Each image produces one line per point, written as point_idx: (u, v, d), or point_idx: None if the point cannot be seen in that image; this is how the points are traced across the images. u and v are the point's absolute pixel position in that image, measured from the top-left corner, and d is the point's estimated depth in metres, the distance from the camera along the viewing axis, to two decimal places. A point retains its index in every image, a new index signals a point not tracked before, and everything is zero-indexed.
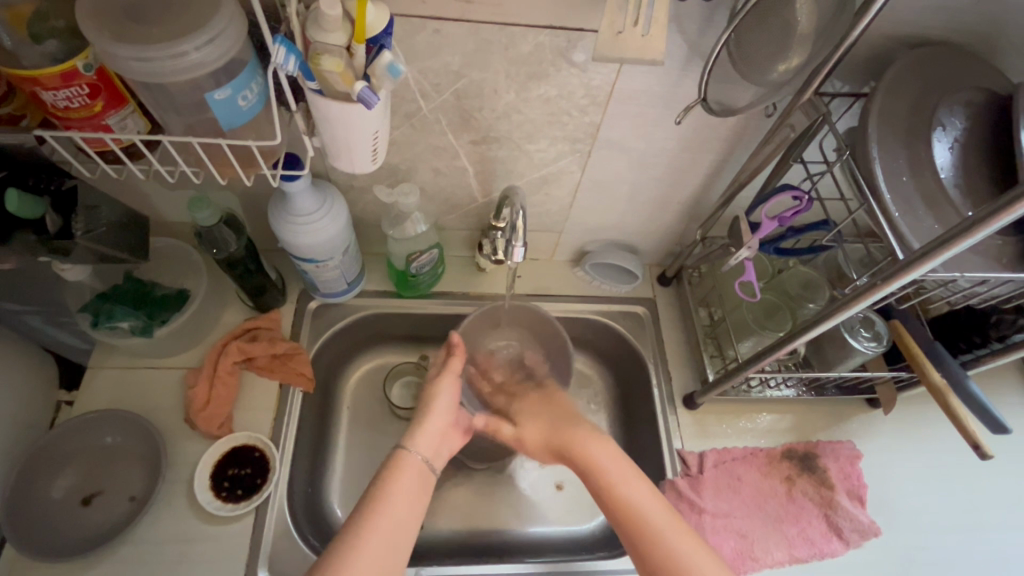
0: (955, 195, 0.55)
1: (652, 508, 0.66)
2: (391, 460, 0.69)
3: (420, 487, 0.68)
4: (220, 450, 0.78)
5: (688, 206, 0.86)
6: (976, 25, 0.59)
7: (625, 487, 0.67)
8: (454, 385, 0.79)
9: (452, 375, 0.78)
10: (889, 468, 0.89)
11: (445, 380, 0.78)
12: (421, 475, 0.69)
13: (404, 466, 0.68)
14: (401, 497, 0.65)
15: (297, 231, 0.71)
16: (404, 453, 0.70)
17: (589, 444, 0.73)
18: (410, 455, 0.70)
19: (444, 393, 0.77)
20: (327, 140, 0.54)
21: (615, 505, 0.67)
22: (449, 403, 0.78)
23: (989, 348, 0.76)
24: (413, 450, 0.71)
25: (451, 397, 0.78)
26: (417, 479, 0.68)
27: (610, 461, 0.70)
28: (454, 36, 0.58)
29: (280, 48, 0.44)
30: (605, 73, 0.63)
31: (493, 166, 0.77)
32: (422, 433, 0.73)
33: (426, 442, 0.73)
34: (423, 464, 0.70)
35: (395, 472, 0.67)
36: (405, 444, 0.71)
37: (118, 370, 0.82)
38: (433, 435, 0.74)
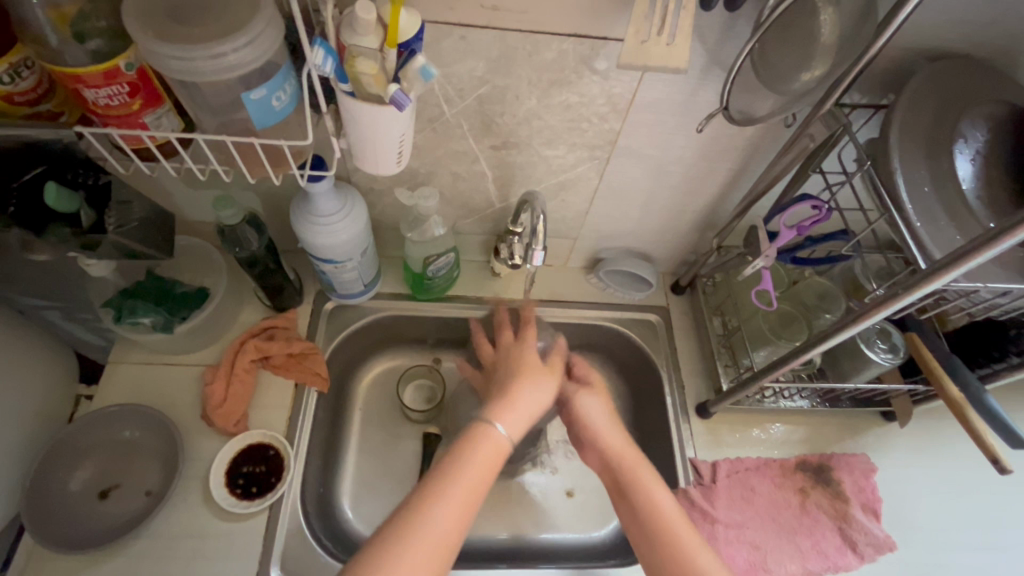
0: (977, 207, 0.55)
1: (679, 523, 0.63)
2: (472, 430, 0.62)
3: (498, 466, 0.61)
4: (235, 448, 0.78)
5: (704, 214, 0.86)
6: (996, 38, 0.59)
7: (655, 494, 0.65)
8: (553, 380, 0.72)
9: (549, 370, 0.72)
10: (905, 482, 0.88)
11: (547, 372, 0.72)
12: (501, 452, 0.62)
13: (485, 438, 0.61)
14: (475, 472, 0.58)
15: (318, 230, 0.73)
16: (489, 426, 0.63)
17: (624, 446, 0.70)
18: (494, 429, 0.63)
19: (544, 385, 0.70)
20: (354, 142, 0.55)
21: (643, 509, 0.64)
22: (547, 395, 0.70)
23: (1007, 362, 0.75)
24: (499, 426, 0.63)
25: (549, 392, 0.70)
26: (495, 455, 0.61)
27: (639, 466, 0.68)
28: (479, 42, 0.59)
29: (318, 51, 0.45)
30: (626, 81, 0.64)
31: (511, 172, 0.78)
32: (512, 412, 0.65)
33: (515, 420, 0.65)
34: (505, 442, 0.63)
35: (474, 443, 0.61)
36: (490, 418, 0.64)
37: (136, 366, 0.83)
38: (523, 415, 0.66)
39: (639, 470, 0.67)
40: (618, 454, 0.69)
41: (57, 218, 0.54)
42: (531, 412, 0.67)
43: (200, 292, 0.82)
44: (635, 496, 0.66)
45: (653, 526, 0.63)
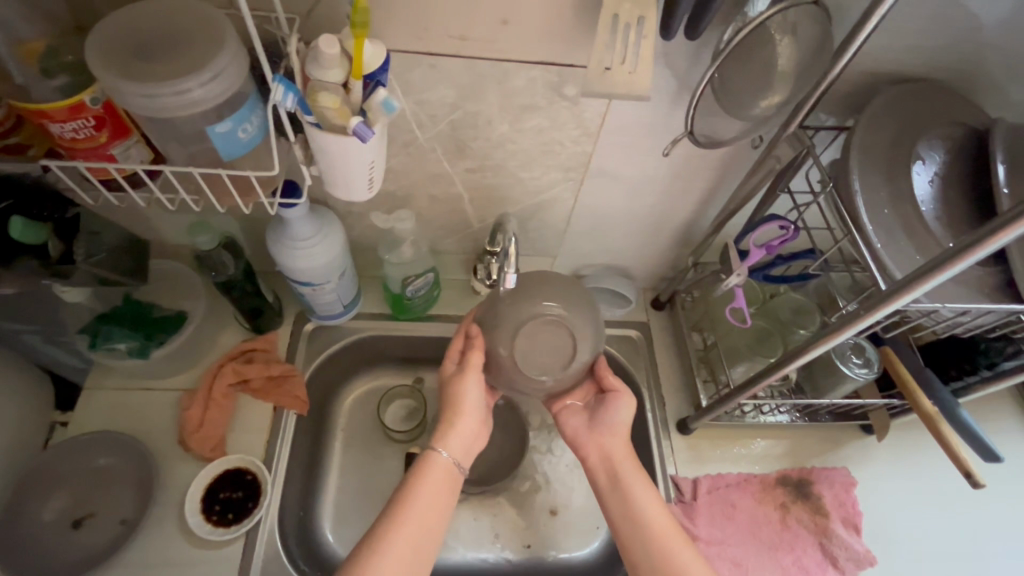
0: (935, 227, 0.57)
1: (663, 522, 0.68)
2: (418, 461, 0.67)
3: (449, 489, 0.67)
4: (212, 473, 0.78)
5: (681, 232, 0.87)
6: (953, 63, 0.61)
7: (640, 495, 0.69)
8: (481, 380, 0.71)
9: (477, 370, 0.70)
10: (885, 496, 0.88)
11: (471, 376, 0.70)
12: (449, 477, 0.67)
13: (428, 470, 0.66)
14: (423, 505, 0.64)
15: (294, 254, 0.73)
16: (434, 454, 0.67)
17: (618, 447, 0.72)
18: (439, 457, 0.67)
19: (472, 389, 0.70)
20: (324, 169, 0.55)
21: (629, 511, 0.68)
22: (476, 400, 0.71)
23: (978, 375, 0.76)
24: (444, 452, 0.68)
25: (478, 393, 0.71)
26: (445, 482, 0.67)
27: (628, 465, 0.71)
28: (449, 71, 0.60)
29: (279, 87, 0.45)
30: (596, 106, 0.65)
31: (487, 193, 0.79)
32: (455, 434, 0.69)
33: (458, 441, 0.69)
34: (452, 466, 0.68)
35: (422, 477, 0.66)
36: (435, 445, 0.68)
37: (113, 392, 0.82)
38: (466, 435, 0.70)
39: (627, 470, 0.71)
40: (612, 456, 0.72)
41: (22, 250, 0.54)
42: (473, 425, 0.71)
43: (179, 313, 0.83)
44: (622, 497, 0.69)
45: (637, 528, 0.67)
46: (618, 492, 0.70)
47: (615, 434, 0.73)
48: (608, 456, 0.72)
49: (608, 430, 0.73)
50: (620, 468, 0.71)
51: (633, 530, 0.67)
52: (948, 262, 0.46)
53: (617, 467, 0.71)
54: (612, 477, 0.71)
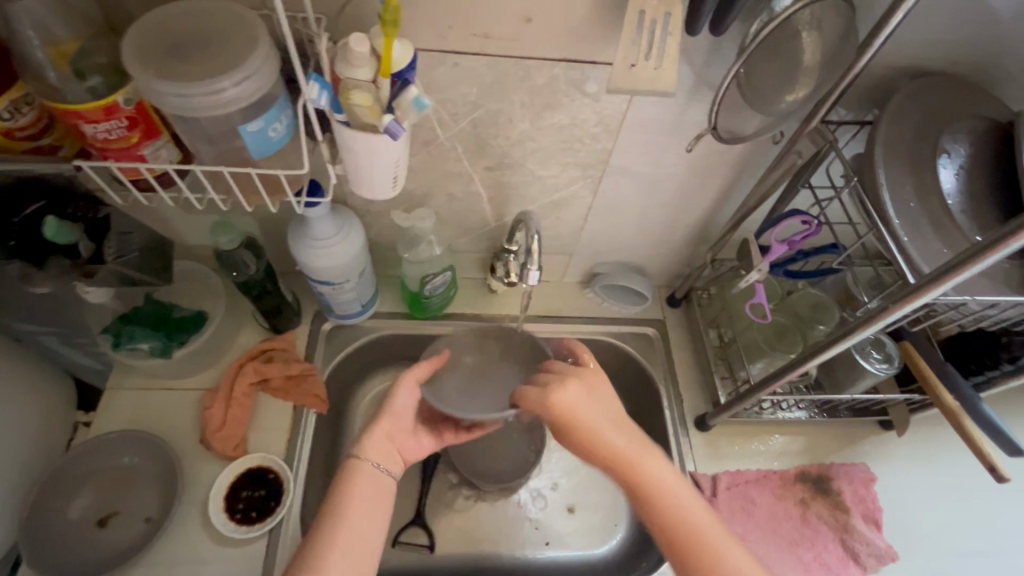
0: (962, 220, 0.56)
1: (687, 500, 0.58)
2: (344, 472, 0.64)
3: (381, 495, 0.63)
4: (235, 472, 0.78)
5: (698, 229, 0.87)
6: (976, 56, 0.61)
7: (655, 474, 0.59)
8: (414, 388, 0.72)
9: (410, 377, 0.71)
10: (905, 491, 0.88)
11: (404, 381, 0.71)
12: (380, 485, 0.64)
13: (356, 479, 0.63)
14: (357, 516, 0.60)
15: (315, 254, 0.73)
16: (357, 463, 0.64)
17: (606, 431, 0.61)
18: (363, 464, 0.64)
19: (403, 396, 0.71)
20: (351, 168, 0.55)
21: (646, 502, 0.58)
22: (407, 406, 0.71)
23: (1000, 369, 0.76)
24: (368, 459, 0.65)
25: (410, 399, 0.72)
26: (375, 490, 0.63)
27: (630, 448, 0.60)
28: (473, 69, 0.61)
29: (314, 85, 0.46)
30: (617, 103, 0.65)
31: (506, 191, 0.79)
32: (371, 438, 0.67)
33: (378, 446, 0.67)
34: (378, 472, 0.65)
35: (350, 488, 0.62)
36: (357, 453, 0.66)
37: (133, 392, 0.83)
38: (385, 440, 0.68)
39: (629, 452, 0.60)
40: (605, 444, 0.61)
41: (55, 250, 0.55)
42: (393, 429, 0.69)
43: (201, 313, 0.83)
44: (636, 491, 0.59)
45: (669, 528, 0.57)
46: (628, 485, 0.59)
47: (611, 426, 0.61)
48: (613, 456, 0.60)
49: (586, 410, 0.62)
50: (617, 456, 0.60)
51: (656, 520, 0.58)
52: (977, 257, 0.46)
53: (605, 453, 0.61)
54: (617, 467, 0.60)
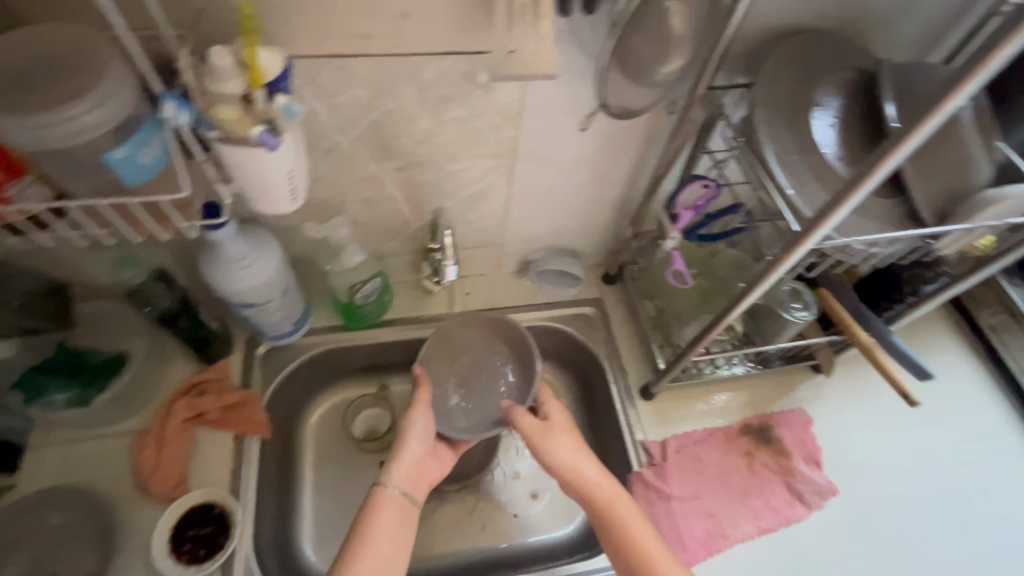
0: (837, 165, 0.60)
1: (652, 542, 0.65)
2: (369, 500, 0.67)
3: (404, 521, 0.66)
4: (177, 513, 0.75)
5: (618, 204, 0.89)
6: (841, 12, 0.64)
7: (633, 522, 0.66)
8: (427, 414, 0.75)
9: (422, 403, 0.75)
10: (840, 429, 0.93)
11: (416, 410, 0.75)
12: (403, 510, 0.67)
13: (379, 505, 0.66)
14: (382, 542, 0.63)
15: (231, 278, 0.71)
16: (380, 491, 0.67)
17: (588, 466, 0.69)
18: (388, 492, 0.67)
19: (418, 425, 0.74)
20: (242, 184, 0.54)
21: (621, 536, 0.65)
22: (424, 433, 0.74)
23: (905, 302, 0.82)
24: (391, 486, 0.68)
25: (425, 425, 0.75)
26: (398, 515, 0.66)
27: (619, 499, 0.67)
28: (359, 71, 0.60)
29: (170, 103, 0.45)
30: (511, 91, 0.66)
31: (421, 190, 0.78)
32: (398, 466, 0.70)
33: (402, 474, 0.70)
34: (403, 498, 0.68)
35: (374, 516, 0.65)
36: (381, 481, 0.68)
37: (57, 447, 0.78)
38: (409, 467, 0.71)
39: (618, 504, 0.67)
40: (589, 483, 0.68)
41: None
42: (415, 459, 0.72)
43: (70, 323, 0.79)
44: (612, 526, 0.66)
45: (621, 545, 0.65)
46: (606, 524, 0.66)
47: (585, 458, 0.70)
48: (583, 482, 0.69)
49: (581, 451, 0.71)
50: (611, 504, 0.67)
51: (607, 531, 0.66)
52: (845, 195, 0.49)
53: (577, 476, 0.69)
54: (604, 509, 0.67)
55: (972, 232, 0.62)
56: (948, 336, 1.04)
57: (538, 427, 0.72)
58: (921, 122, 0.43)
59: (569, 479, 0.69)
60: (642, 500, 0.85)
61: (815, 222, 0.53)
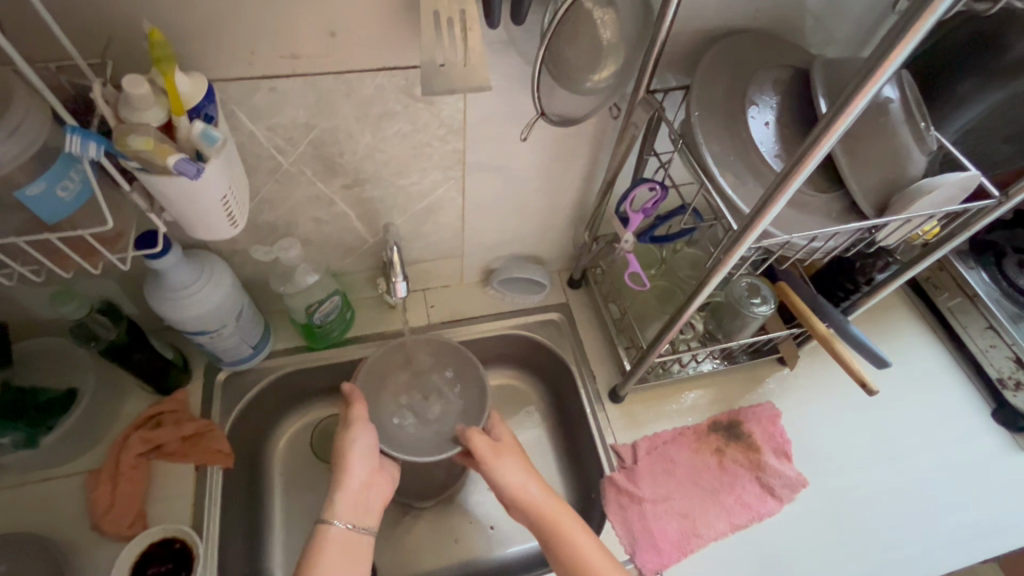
0: (775, 163, 0.60)
1: (603, 562, 0.64)
2: (313, 539, 0.65)
3: (354, 556, 0.64)
4: (136, 551, 0.72)
5: (575, 209, 0.89)
6: (772, 11, 0.65)
7: (578, 537, 0.65)
8: (368, 429, 0.73)
9: (360, 420, 0.73)
10: (808, 420, 0.94)
11: (354, 428, 0.72)
12: (350, 545, 0.65)
13: (325, 543, 0.64)
14: None
15: (178, 306, 0.70)
16: (325, 527, 0.65)
17: (536, 489, 0.69)
18: (332, 527, 0.65)
19: (359, 446, 0.71)
20: (175, 213, 0.53)
21: (565, 553, 0.64)
22: (366, 454, 0.72)
23: (861, 291, 0.83)
24: (337, 520, 0.66)
25: (367, 443, 0.72)
26: (344, 552, 0.64)
27: (563, 516, 0.67)
28: (292, 91, 0.59)
29: (75, 137, 0.42)
30: (451, 103, 0.65)
31: (373, 206, 0.78)
32: (341, 496, 0.68)
33: (347, 504, 0.67)
34: (350, 531, 0.66)
35: (320, 555, 0.63)
36: (325, 517, 0.66)
37: (8, 490, 0.76)
38: (353, 495, 0.68)
39: (562, 521, 0.66)
40: (534, 502, 0.68)
41: None
42: (359, 485, 0.70)
43: (10, 363, 0.76)
44: (561, 548, 0.65)
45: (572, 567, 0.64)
46: (552, 541, 0.66)
47: (531, 481, 0.69)
48: (533, 505, 0.68)
49: (529, 474, 0.70)
50: (555, 521, 0.66)
51: (556, 554, 0.65)
52: (783, 185, 0.49)
53: (525, 500, 0.68)
54: (551, 530, 0.66)
55: (910, 221, 0.63)
56: (909, 320, 1.06)
57: (490, 447, 0.72)
58: (846, 105, 0.43)
59: (517, 503, 0.68)
60: (615, 505, 0.85)
61: (752, 220, 0.53)
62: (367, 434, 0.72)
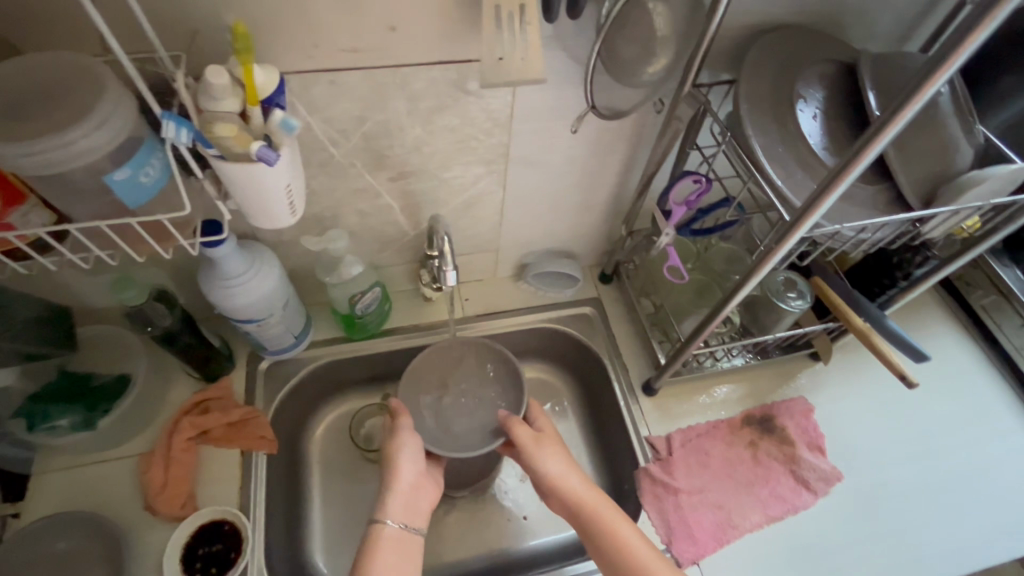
0: (823, 155, 0.61)
1: (647, 553, 0.64)
2: (367, 537, 0.66)
3: (407, 555, 0.66)
4: (186, 532, 0.74)
5: (611, 204, 0.91)
6: (817, 6, 0.66)
7: (620, 526, 0.66)
8: (414, 436, 0.75)
9: (407, 428, 0.75)
10: (841, 415, 0.94)
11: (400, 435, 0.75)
12: (403, 543, 0.66)
13: (379, 540, 0.66)
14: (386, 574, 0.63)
15: (230, 294, 0.72)
16: (379, 526, 0.67)
17: (575, 480, 0.70)
18: (385, 526, 0.67)
19: (407, 450, 0.74)
20: (243, 201, 0.55)
21: (607, 544, 0.65)
22: (415, 458, 0.74)
23: (898, 286, 0.83)
24: (389, 519, 0.68)
25: (415, 448, 0.75)
26: (398, 550, 0.66)
27: (604, 508, 0.68)
28: (350, 84, 0.61)
29: (170, 123, 0.45)
30: (501, 97, 0.67)
31: (416, 199, 0.79)
32: (392, 497, 0.70)
33: (398, 505, 0.70)
34: (402, 530, 0.67)
35: (373, 552, 0.65)
36: (378, 516, 0.68)
37: (64, 471, 0.78)
38: (403, 497, 0.71)
39: (604, 512, 0.67)
40: (576, 494, 0.69)
41: None
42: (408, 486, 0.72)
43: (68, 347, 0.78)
44: (602, 538, 0.66)
45: (615, 556, 0.64)
46: (595, 533, 0.66)
47: (570, 472, 0.71)
48: (573, 496, 0.69)
49: (568, 465, 0.72)
50: (597, 513, 0.67)
51: (598, 544, 0.66)
52: (837, 177, 0.49)
53: (567, 490, 0.69)
54: (591, 520, 0.67)
55: (955, 214, 0.64)
56: (941, 318, 1.05)
57: (532, 438, 0.75)
58: (902, 109, 0.43)
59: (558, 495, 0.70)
60: (650, 495, 0.85)
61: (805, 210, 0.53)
62: (414, 440, 0.75)
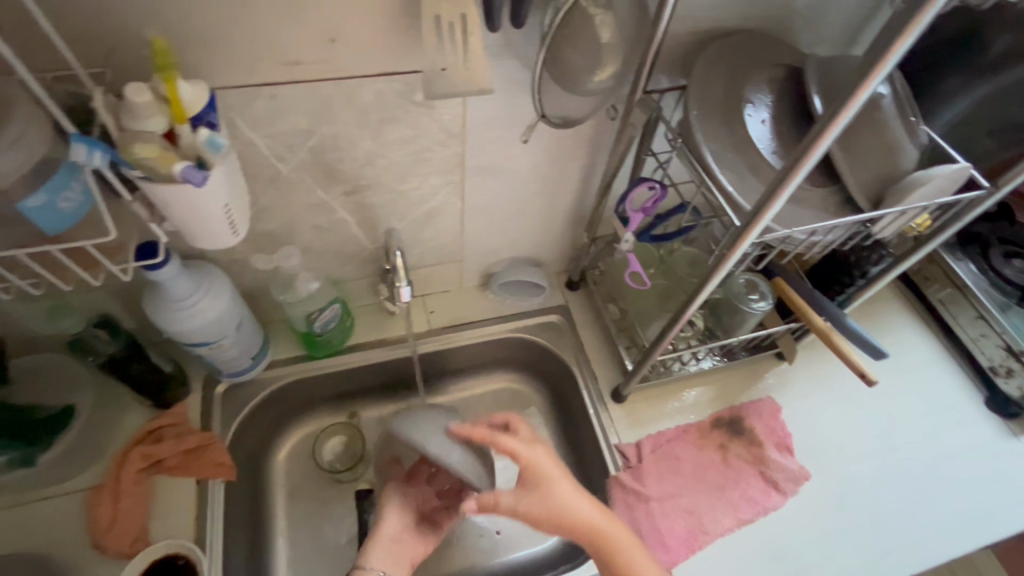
0: (773, 159, 0.62)
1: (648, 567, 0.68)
2: None
3: None
4: (139, 567, 0.70)
5: (573, 211, 0.90)
6: (764, 12, 0.66)
7: (627, 547, 0.68)
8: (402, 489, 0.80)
9: (395, 482, 0.79)
10: (808, 414, 0.95)
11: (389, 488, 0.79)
12: None
13: None
14: None
15: (178, 318, 0.69)
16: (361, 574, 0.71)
17: (585, 505, 0.67)
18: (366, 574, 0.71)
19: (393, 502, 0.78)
20: (178, 223, 0.52)
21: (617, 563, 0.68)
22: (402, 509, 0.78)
23: (856, 284, 0.84)
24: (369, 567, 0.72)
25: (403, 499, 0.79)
26: None
27: (612, 528, 0.68)
28: (292, 98, 0.59)
29: (81, 146, 0.42)
30: (451, 107, 0.66)
31: (373, 213, 0.77)
32: (374, 546, 0.74)
33: (381, 554, 0.74)
34: None
35: None
36: (359, 563, 0.72)
37: (4, 510, 0.74)
38: (386, 548, 0.75)
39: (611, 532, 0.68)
40: (586, 519, 0.67)
41: None
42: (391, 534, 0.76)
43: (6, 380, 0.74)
44: (610, 556, 0.68)
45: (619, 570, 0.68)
46: (604, 552, 0.68)
47: (580, 501, 0.67)
48: (585, 524, 0.67)
49: (571, 496, 0.67)
50: (605, 537, 0.68)
51: (605, 560, 0.68)
52: (784, 181, 0.49)
53: (578, 517, 0.67)
54: (600, 541, 0.68)
55: (905, 214, 0.65)
56: (902, 313, 1.07)
57: (529, 478, 0.67)
58: (840, 109, 0.43)
59: (565, 524, 0.67)
60: (621, 504, 0.85)
61: (754, 215, 0.53)
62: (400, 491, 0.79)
